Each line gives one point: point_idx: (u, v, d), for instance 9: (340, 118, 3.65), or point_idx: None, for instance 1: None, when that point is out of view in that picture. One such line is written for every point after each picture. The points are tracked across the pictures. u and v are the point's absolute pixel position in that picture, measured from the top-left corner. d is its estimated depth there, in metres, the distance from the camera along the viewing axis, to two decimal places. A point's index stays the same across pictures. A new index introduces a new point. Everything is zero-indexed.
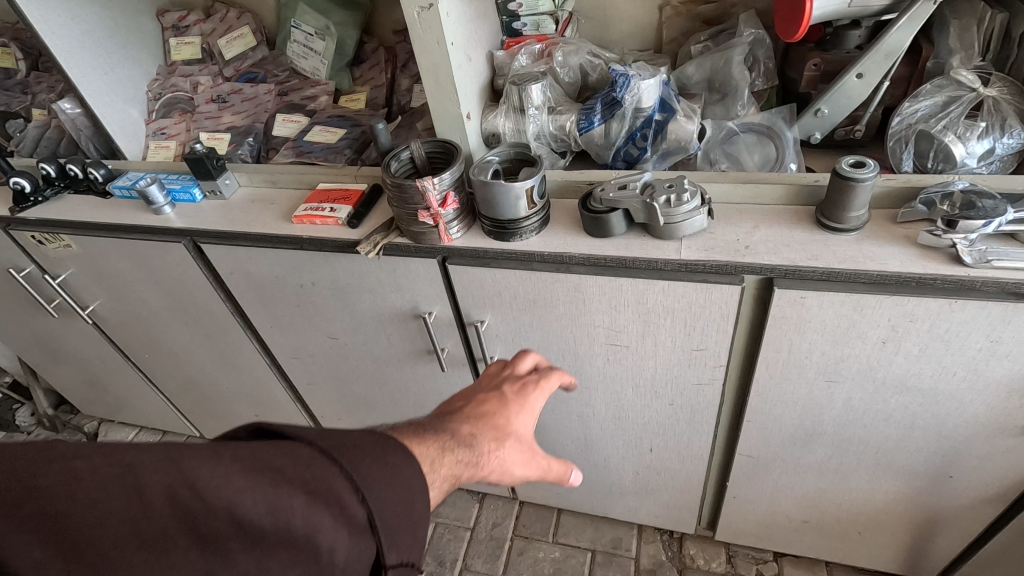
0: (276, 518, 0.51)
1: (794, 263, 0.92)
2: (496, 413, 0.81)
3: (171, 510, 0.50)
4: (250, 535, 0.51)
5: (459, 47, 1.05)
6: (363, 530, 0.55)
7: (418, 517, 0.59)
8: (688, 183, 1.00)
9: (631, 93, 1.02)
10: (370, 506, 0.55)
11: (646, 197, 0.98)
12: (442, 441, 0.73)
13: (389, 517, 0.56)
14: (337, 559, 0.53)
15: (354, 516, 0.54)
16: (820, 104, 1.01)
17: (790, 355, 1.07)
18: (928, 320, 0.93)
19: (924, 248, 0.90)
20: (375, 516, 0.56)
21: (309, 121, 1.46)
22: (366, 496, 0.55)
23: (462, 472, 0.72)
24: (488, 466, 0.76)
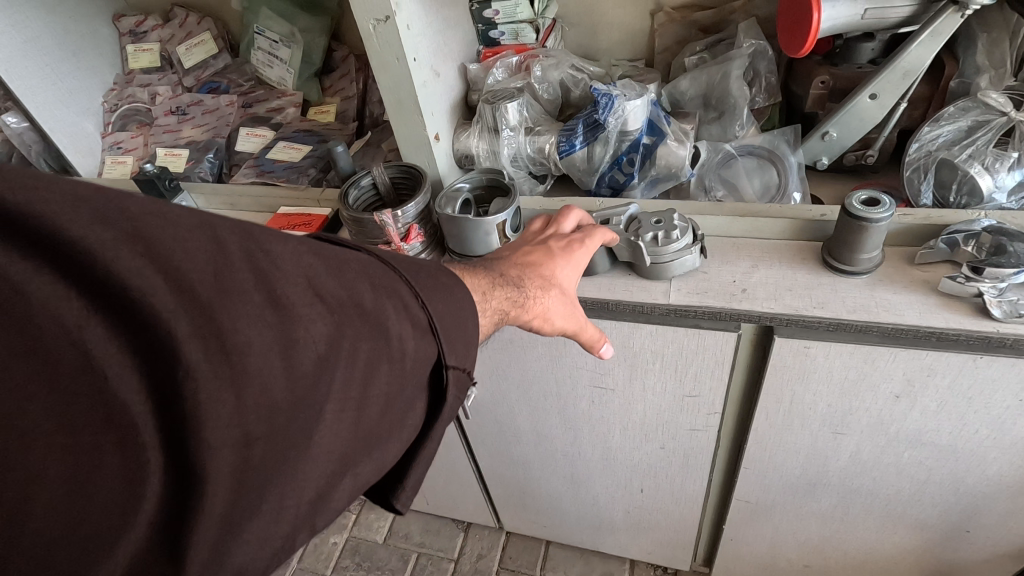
0: (352, 296, 0.53)
1: (797, 311, 0.81)
2: (542, 265, 0.81)
3: (257, 278, 0.46)
4: (331, 306, 0.51)
5: (424, 63, 0.94)
6: (423, 330, 0.60)
7: (472, 332, 0.65)
8: (678, 217, 0.89)
9: (614, 115, 0.90)
10: (428, 310, 0.60)
11: (631, 234, 0.87)
12: (491, 282, 0.73)
13: (444, 322, 0.61)
14: (407, 349, 0.57)
15: (415, 316, 0.59)
16: (828, 126, 0.90)
17: (792, 405, 0.96)
18: (949, 375, 0.82)
19: (946, 297, 0.79)
20: (435, 319, 0.61)
21: (274, 136, 1.35)
22: (425, 301, 0.60)
23: (506, 313, 0.73)
24: (530, 314, 0.76)
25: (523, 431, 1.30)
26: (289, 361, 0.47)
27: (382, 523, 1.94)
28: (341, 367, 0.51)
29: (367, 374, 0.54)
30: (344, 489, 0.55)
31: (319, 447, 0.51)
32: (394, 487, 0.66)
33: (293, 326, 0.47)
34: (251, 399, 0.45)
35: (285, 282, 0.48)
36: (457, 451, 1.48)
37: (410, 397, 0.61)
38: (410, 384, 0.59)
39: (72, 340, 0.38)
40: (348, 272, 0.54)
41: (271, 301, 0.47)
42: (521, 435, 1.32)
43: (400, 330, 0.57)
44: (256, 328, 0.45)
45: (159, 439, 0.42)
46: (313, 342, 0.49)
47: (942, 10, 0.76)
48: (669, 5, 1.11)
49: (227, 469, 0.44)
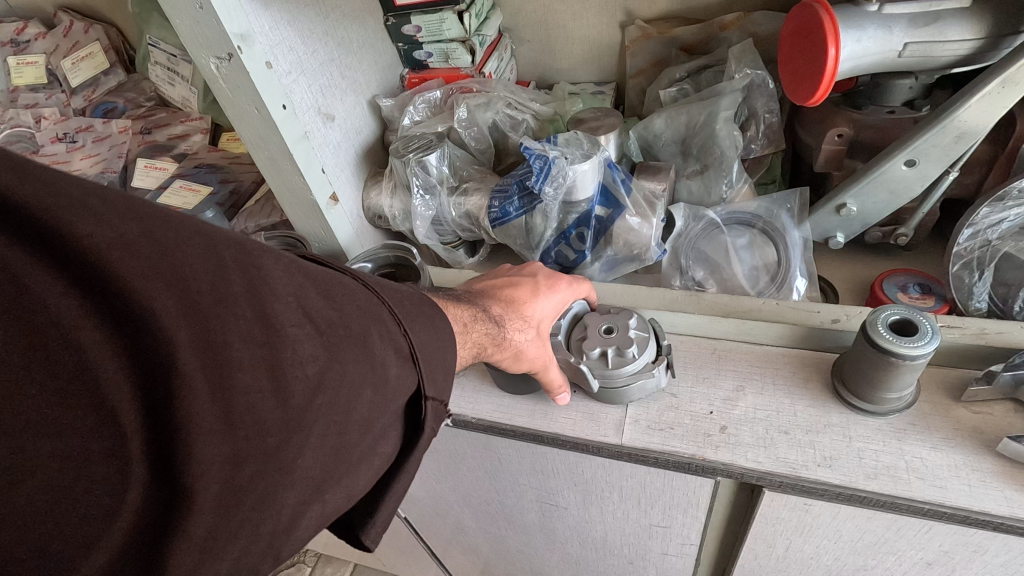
0: (346, 318, 0.40)
1: (794, 470, 0.58)
2: (527, 297, 0.63)
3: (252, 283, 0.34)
4: (325, 325, 0.38)
5: (306, 107, 0.71)
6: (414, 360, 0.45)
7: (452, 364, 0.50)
8: (637, 322, 0.66)
9: (552, 185, 0.67)
10: (420, 339, 0.46)
11: (573, 354, 0.65)
12: (457, 309, 0.57)
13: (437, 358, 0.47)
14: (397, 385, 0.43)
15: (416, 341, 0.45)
16: (845, 198, 0.66)
17: (787, 551, 0.74)
18: (1006, 554, 0.59)
19: (1008, 461, 0.55)
20: (421, 349, 0.46)
21: (173, 171, 1.13)
22: (415, 330, 0.46)
23: (472, 350, 0.57)
24: (502, 351, 0.59)
25: (469, 526, 1.09)
26: (277, 381, 0.34)
27: None
28: (330, 385, 0.38)
29: (362, 405, 0.41)
30: (317, 531, 0.41)
31: (302, 490, 0.37)
32: (360, 522, 0.48)
33: (283, 339, 0.35)
34: (233, 419, 0.33)
35: (280, 290, 0.36)
36: (404, 532, 1.28)
37: (396, 430, 0.45)
38: (391, 419, 0.44)
39: (50, 315, 0.27)
40: (344, 288, 0.41)
41: (260, 297, 0.35)
42: (467, 529, 1.11)
43: (395, 362, 0.43)
44: (245, 336, 0.33)
45: (145, 452, 0.30)
46: (303, 359, 0.36)
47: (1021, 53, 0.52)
48: (643, 16, 0.86)
49: (208, 501, 0.32)
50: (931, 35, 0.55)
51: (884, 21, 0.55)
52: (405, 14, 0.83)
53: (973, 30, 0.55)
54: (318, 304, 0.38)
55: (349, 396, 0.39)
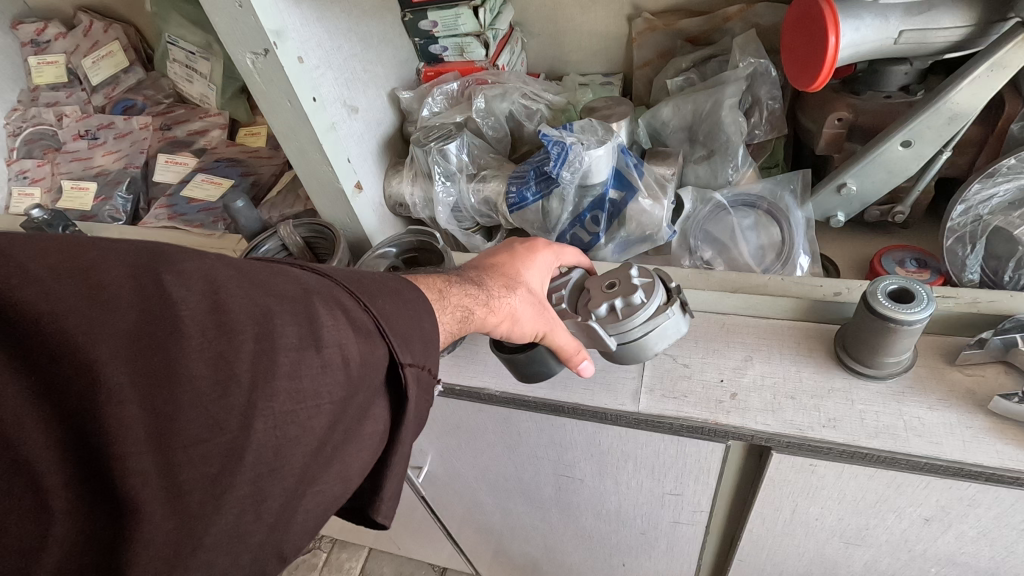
0: (289, 307, 0.39)
1: (801, 431, 0.63)
2: (506, 262, 0.66)
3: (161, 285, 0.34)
4: (264, 318, 0.37)
5: (333, 100, 0.74)
6: (377, 332, 0.45)
7: (432, 331, 0.50)
8: (636, 270, 0.68)
9: (569, 169, 0.71)
10: (381, 312, 0.46)
11: (579, 313, 0.66)
12: (431, 282, 0.58)
13: (408, 326, 0.47)
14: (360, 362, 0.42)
15: (372, 317, 0.45)
16: (846, 177, 0.70)
17: (794, 514, 0.79)
18: (997, 507, 0.64)
19: (998, 418, 0.60)
20: (384, 322, 0.45)
21: (195, 165, 1.17)
22: (372, 305, 0.45)
23: (459, 315, 0.57)
24: (493, 313, 0.60)
25: (487, 503, 1.13)
26: (211, 375, 0.34)
27: (353, 563, 1.78)
28: (277, 371, 0.37)
29: (326, 391, 0.40)
30: (307, 518, 0.42)
31: (272, 477, 0.37)
32: (371, 498, 0.50)
33: (212, 334, 0.34)
34: (167, 433, 0.32)
35: (197, 286, 0.35)
36: (422, 512, 1.33)
37: (375, 404, 0.45)
38: (368, 394, 0.44)
39: None
40: (279, 277, 0.41)
41: (175, 298, 0.34)
42: (485, 507, 1.15)
43: (352, 337, 0.42)
44: (161, 345, 0.33)
45: (79, 479, 0.31)
46: (240, 348, 0.35)
47: (1008, 39, 0.56)
48: (649, 8, 0.90)
49: (158, 516, 0.32)
50: (924, 23, 0.59)
51: (881, 11, 0.59)
52: (422, 10, 0.86)
53: (963, 18, 0.59)
54: (249, 294, 0.37)
55: (304, 380, 0.39)
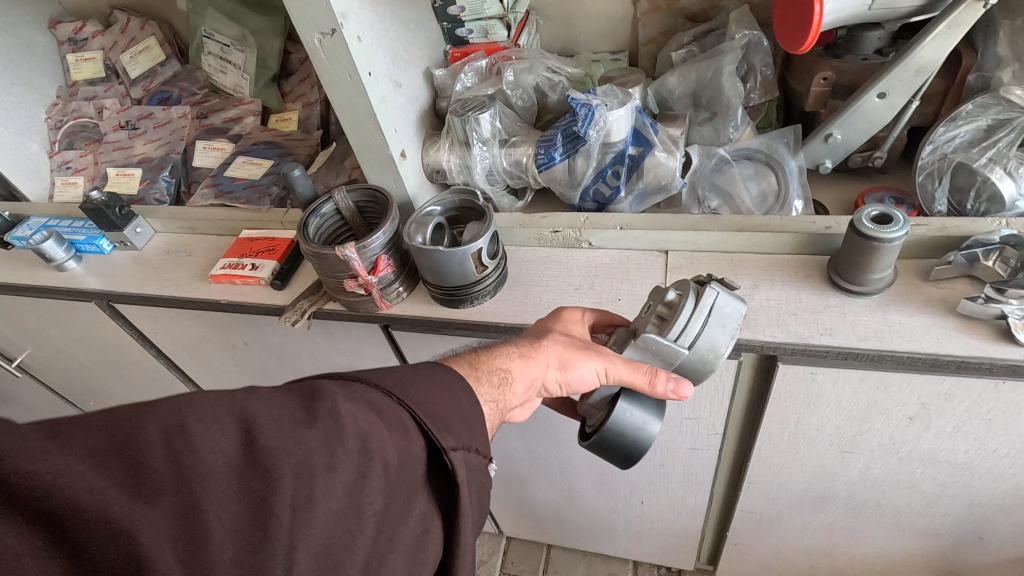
0: (323, 435, 0.46)
1: (803, 339, 0.74)
2: (533, 331, 0.74)
3: (204, 446, 0.41)
4: (298, 456, 0.44)
5: (383, 76, 0.84)
6: (410, 426, 0.52)
7: (472, 409, 0.57)
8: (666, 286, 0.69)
9: (595, 128, 0.82)
10: (410, 405, 0.53)
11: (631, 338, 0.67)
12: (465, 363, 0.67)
13: (436, 411, 0.54)
14: (393, 464, 0.49)
15: (399, 417, 0.52)
16: (831, 128, 0.81)
17: (797, 427, 0.90)
18: (968, 398, 0.75)
19: (965, 319, 0.72)
20: (419, 409, 0.53)
21: (233, 149, 1.25)
22: (403, 398, 0.53)
23: (493, 380, 0.66)
24: (528, 370, 0.68)
25: (517, 450, 1.24)
26: (253, 520, 0.41)
27: None
28: (317, 488, 0.44)
29: (358, 504, 0.47)
30: None
31: None
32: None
33: (252, 474, 0.42)
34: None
35: (230, 438, 0.42)
36: None
37: (417, 499, 0.52)
38: (408, 488, 0.51)
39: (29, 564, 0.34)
40: (307, 404, 0.47)
41: (214, 452, 0.41)
42: (514, 454, 1.26)
43: (384, 438, 0.49)
44: (207, 504, 0.39)
45: None
46: (279, 487, 0.42)
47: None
48: None
49: None
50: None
51: None
52: None
53: None
54: (282, 427, 0.44)
55: (340, 490, 0.46)
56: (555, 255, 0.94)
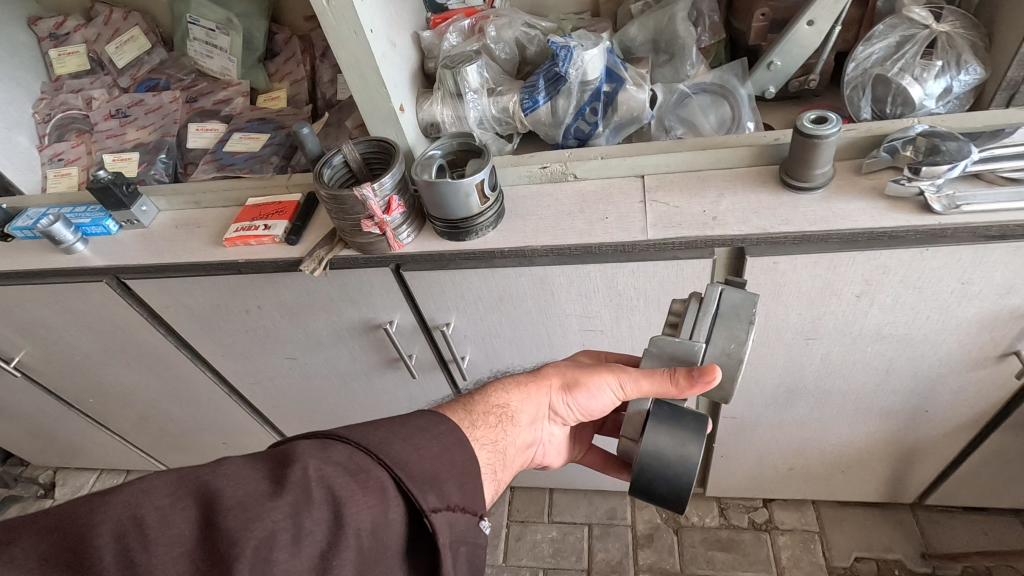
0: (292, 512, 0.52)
1: (764, 230, 0.88)
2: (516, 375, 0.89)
3: (166, 537, 0.49)
4: (262, 533, 0.50)
5: (382, 33, 0.94)
6: (388, 489, 0.59)
7: (457, 462, 0.65)
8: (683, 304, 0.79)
9: (574, 67, 0.95)
10: (388, 467, 0.60)
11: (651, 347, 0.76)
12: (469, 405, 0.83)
13: (415, 472, 0.61)
14: (364, 531, 0.55)
15: (377, 480, 0.59)
16: (772, 56, 0.96)
17: (766, 320, 1.04)
18: (901, 270, 0.90)
19: (892, 199, 0.87)
20: (397, 471, 0.60)
21: (227, 128, 1.32)
22: (376, 464, 0.60)
23: (491, 418, 0.80)
24: (514, 409, 0.83)
25: None
26: None
27: None
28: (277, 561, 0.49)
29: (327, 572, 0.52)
30: None
31: None
32: None
33: (213, 555, 0.48)
34: None
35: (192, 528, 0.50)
36: None
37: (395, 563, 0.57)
38: (382, 555, 0.56)
39: None
40: (277, 481, 0.54)
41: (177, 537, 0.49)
42: None
43: (356, 506, 0.55)
44: None
45: None
46: (244, 561, 0.48)
47: None
48: None
49: None
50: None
51: None
52: None
53: None
54: (248, 505, 0.51)
55: (307, 560, 0.51)
56: (545, 190, 1.05)
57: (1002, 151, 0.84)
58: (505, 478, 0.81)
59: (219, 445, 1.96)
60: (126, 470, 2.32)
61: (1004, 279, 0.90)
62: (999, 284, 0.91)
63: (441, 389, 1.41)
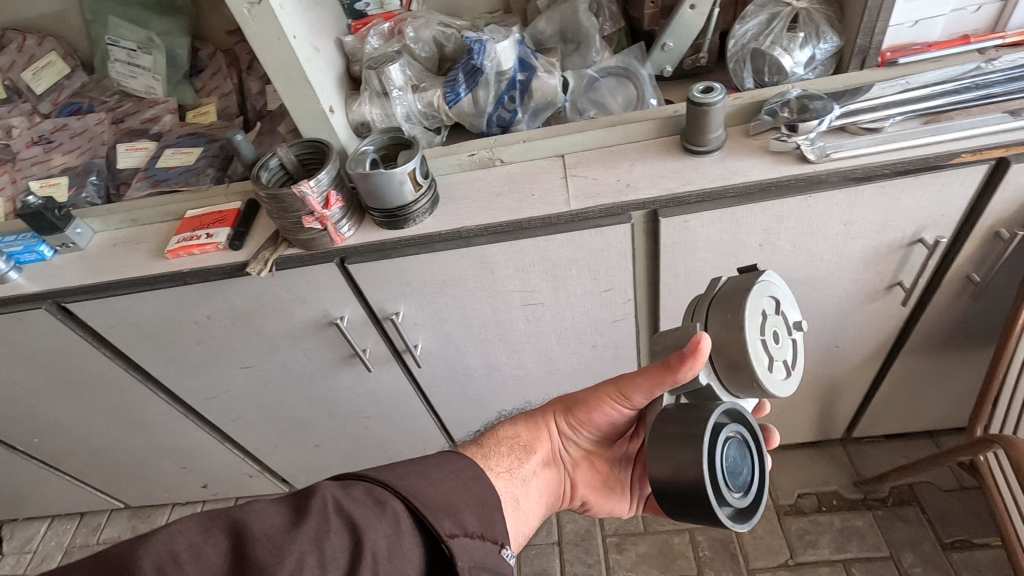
0: (318, 528, 0.79)
1: (672, 192, 1.11)
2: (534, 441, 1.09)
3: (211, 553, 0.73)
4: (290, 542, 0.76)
5: (303, 38, 1.07)
6: (400, 520, 0.87)
7: (468, 476, 1.01)
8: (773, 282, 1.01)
9: (488, 58, 1.14)
10: (406, 495, 0.90)
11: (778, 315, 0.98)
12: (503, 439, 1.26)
13: (432, 503, 0.92)
14: (379, 551, 0.81)
15: (393, 510, 0.87)
16: (666, 37, 1.17)
17: (686, 274, 1.26)
18: (790, 219, 1.20)
19: (778, 153, 1.18)
20: (414, 497, 0.91)
21: (157, 146, 1.39)
22: (387, 501, 0.88)
23: (503, 448, 1.22)
24: (523, 446, 1.25)
25: (473, 367, 1.50)
26: None
27: None
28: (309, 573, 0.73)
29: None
30: None
31: None
32: None
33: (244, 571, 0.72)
34: None
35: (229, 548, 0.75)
36: (416, 407, 1.67)
37: (413, 552, 0.85)
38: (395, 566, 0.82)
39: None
40: (290, 518, 0.79)
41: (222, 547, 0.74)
42: (472, 371, 1.51)
43: (371, 532, 0.82)
44: None
45: None
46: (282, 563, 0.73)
47: None
48: None
49: None
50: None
51: None
52: None
53: None
54: (270, 535, 0.76)
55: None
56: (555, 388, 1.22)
57: (857, 105, 1.22)
58: (529, 511, 1.20)
59: (178, 472, 2.00)
60: (81, 514, 2.31)
61: (863, 221, 1.24)
62: (860, 225, 1.24)
63: (396, 380, 1.54)
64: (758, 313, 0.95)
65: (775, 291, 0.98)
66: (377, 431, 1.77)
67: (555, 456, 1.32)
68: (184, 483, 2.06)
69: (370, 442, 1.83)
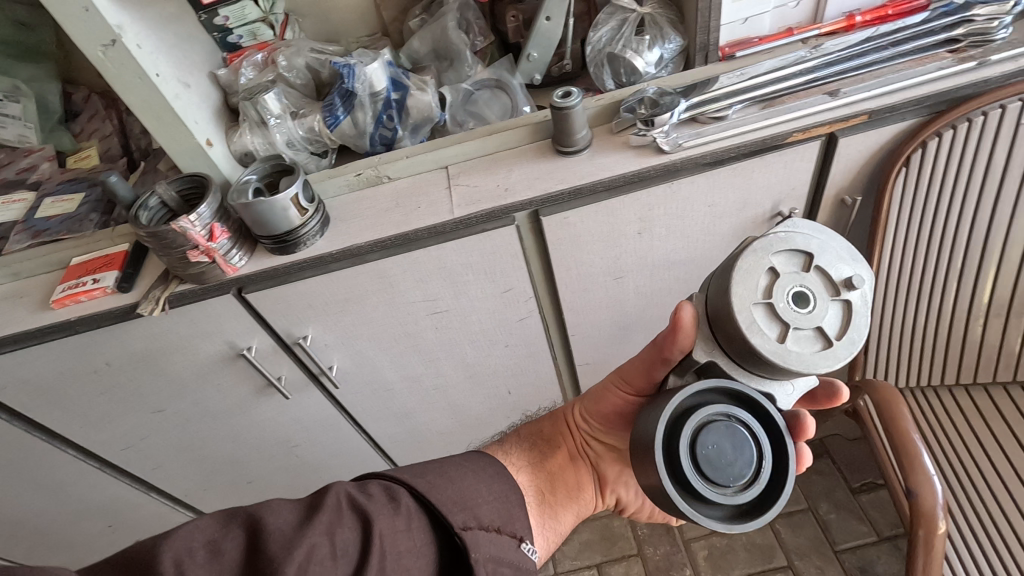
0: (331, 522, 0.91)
1: (548, 192, 1.28)
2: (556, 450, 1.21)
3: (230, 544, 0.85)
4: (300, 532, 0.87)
5: (171, 77, 1.17)
6: (412, 514, 0.99)
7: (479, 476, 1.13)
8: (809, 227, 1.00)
9: (359, 81, 1.30)
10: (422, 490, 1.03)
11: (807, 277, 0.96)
12: (527, 437, 1.40)
13: (447, 499, 1.04)
14: (385, 536, 0.93)
15: (405, 504, 1.00)
16: (529, 46, 1.36)
17: (577, 267, 1.44)
18: (658, 204, 1.36)
19: (641, 146, 1.34)
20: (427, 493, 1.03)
21: (38, 195, 1.43)
22: (398, 496, 1.01)
23: (523, 443, 1.37)
24: (541, 442, 1.37)
25: (393, 379, 1.64)
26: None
27: None
28: (322, 560, 0.85)
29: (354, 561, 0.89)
30: None
31: None
32: None
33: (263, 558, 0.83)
34: None
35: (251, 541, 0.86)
36: (341, 424, 1.78)
37: (421, 537, 0.97)
38: (405, 551, 0.94)
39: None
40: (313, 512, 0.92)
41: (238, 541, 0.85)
42: (390, 384, 1.66)
43: (383, 521, 0.95)
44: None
45: None
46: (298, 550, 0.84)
47: None
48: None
49: None
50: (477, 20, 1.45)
51: None
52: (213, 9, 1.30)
53: None
54: (286, 532, 0.87)
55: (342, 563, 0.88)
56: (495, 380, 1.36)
57: (704, 99, 1.38)
58: (559, 506, 1.28)
59: (99, 534, 1.95)
60: None
61: (727, 201, 1.42)
62: (729, 204, 1.42)
63: (315, 400, 1.65)
64: (762, 272, 0.95)
65: (792, 244, 0.97)
66: (305, 455, 1.87)
67: (580, 451, 1.39)
68: (106, 545, 2.01)
69: (299, 465, 1.90)
